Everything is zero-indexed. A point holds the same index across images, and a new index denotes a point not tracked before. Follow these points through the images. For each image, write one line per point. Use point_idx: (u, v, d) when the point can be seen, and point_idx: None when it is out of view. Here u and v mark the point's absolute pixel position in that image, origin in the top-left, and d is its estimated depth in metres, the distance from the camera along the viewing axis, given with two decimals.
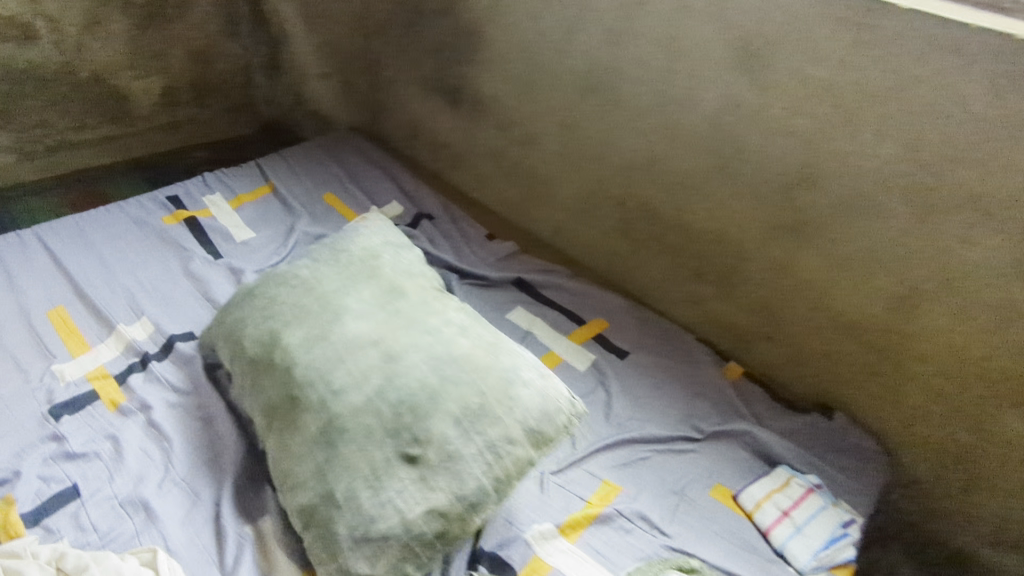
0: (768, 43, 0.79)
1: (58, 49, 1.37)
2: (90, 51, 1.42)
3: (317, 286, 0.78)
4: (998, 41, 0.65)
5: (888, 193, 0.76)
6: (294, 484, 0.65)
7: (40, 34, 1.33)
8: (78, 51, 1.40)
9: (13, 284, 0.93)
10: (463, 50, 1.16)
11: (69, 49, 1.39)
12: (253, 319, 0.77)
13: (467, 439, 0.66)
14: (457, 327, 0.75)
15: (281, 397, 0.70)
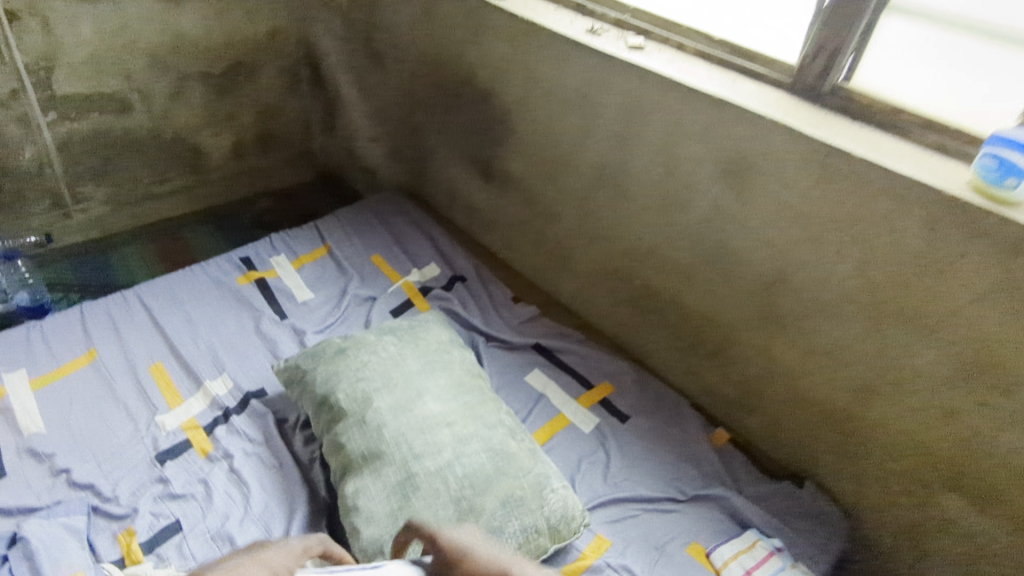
0: (751, 169, 0.92)
1: (148, 116, 1.59)
2: (173, 115, 1.63)
3: (403, 364, 0.98)
4: (934, 194, 0.77)
5: (848, 303, 0.89)
6: (369, 518, 0.83)
7: (133, 105, 1.55)
8: (163, 116, 1.62)
9: (121, 340, 1.14)
10: (495, 134, 1.31)
11: (156, 114, 1.61)
12: (347, 380, 0.96)
13: (509, 518, 0.83)
14: (509, 427, 0.94)
15: (366, 450, 0.88)
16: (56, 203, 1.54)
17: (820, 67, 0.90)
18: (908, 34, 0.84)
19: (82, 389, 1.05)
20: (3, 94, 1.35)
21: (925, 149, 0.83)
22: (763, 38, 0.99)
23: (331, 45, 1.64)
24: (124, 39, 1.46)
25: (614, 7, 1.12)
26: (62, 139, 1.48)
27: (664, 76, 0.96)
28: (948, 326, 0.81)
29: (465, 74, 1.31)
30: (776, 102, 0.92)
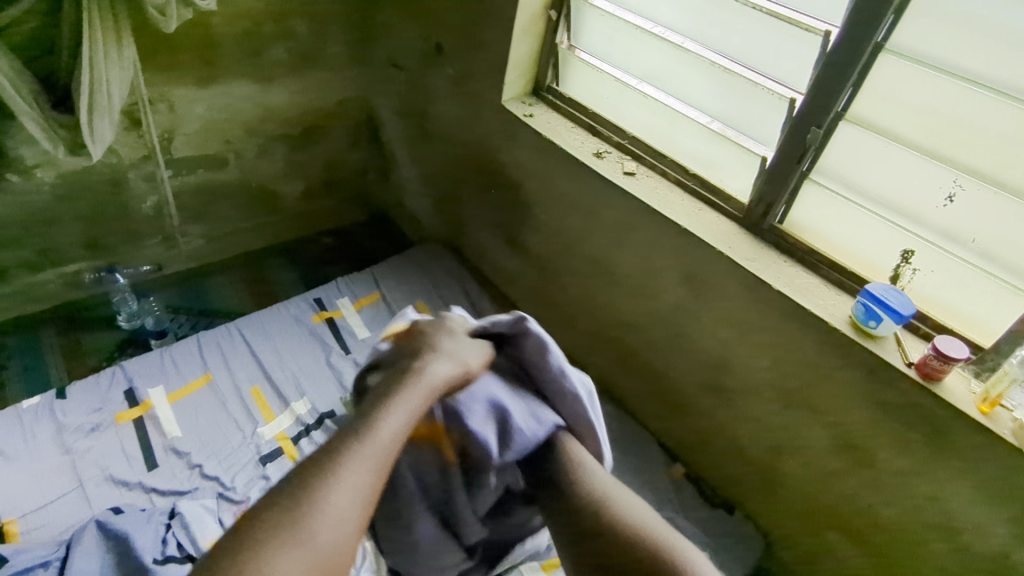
0: (705, 282, 1.25)
1: (240, 169, 1.87)
2: (259, 168, 1.91)
3: None
4: (823, 325, 1.08)
5: (771, 387, 1.21)
6: None
7: (229, 161, 1.83)
8: (252, 169, 1.89)
9: (229, 365, 1.51)
10: (521, 215, 1.65)
11: (245, 167, 1.88)
12: None
13: None
14: None
15: None
16: (166, 238, 1.84)
17: (761, 211, 1.23)
18: (821, 199, 1.16)
19: (204, 404, 1.43)
20: (136, 159, 1.63)
21: (827, 282, 1.16)
22: (723, 177, 1.31)
23: (390, 117, 1.97)
24: (227, 114, 1.73)
25: (617, 133, 1.45)
26: (176, 190, 1.77)
27: (648, 205, 1.29)
28: (834, 415, 1.12)
29: (500, 166, 1.64)
30: (728, 237, 1.23)
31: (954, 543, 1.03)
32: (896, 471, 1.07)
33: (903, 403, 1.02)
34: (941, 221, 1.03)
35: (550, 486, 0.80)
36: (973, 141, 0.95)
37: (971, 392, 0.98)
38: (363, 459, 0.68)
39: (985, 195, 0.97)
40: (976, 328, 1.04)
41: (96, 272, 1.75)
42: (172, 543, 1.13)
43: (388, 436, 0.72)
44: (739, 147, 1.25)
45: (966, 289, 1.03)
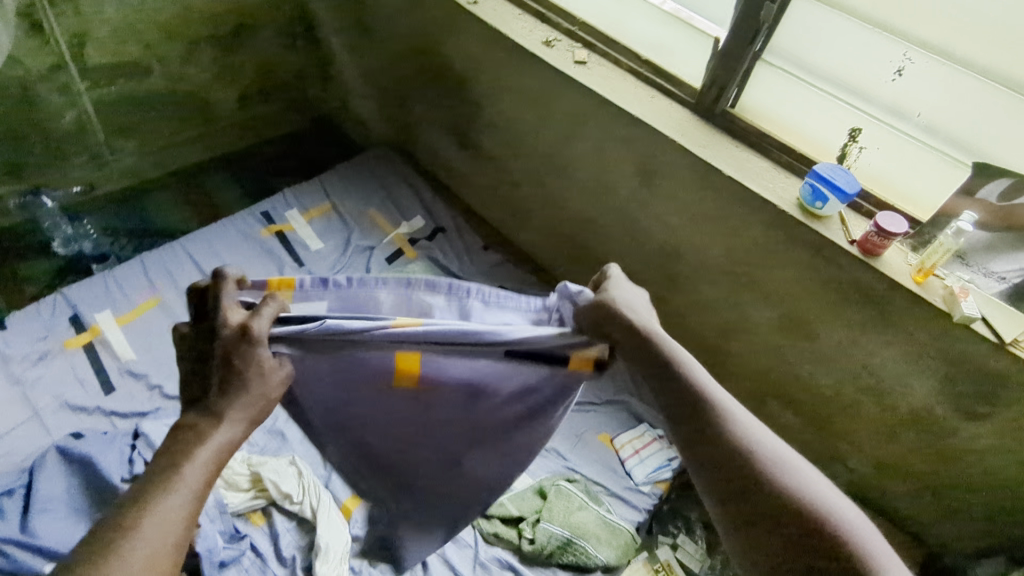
0: (657, 173, 1.24)
1: (166, 76, 1.72)
2: (187, 75, 1.76)
3: None
4: (771, 208, 1.09)
5: (721, 271, 1.24)
6: None
7: (153, 69, 1.68)
8: (179, 76, 1.74)
9: (177, 285, 1.46)
10: (472, 114, 1.58)
11: (172, 75, 1.73)
12: None
13: None
14: None
15: None
16: (94, 156, 1.71)
17: (714, 95, 1.19)
18: (774, 79, 1.14)
19: (156, 325, 1.39)
20: (45, 70, 1.48)
21: (778, 165, 1.16)
22: (676, 61, 1.26)
23: (325, 11, 1.81)
24: (142, 14, 1.56)
25: (566, 18, 1.37)
26: (96, 103, 1.63)
27: (600, 95, 1.24)
28: (780, 295, 1.17)
29: (448, 61, 1.55)
30: (680, 124, 1.21)
31: (883, 405, 1.12)
32: (836, 343, 1.13)
33: (844, 278, 1.05)
34: (889, 96, 1.03)
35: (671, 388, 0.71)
36: (926, 10, 0.93)
37: (908, 264, 1.01)
38: (178, 497, 0.62)
39: (934, 68, 0.96)
40: (916, 203, 1.07)
41: (21, 197, 1.64)
42: (138, 462, 1.14)
43: (194, 490, 0.63)
44: (693, 29, 1.20)
45: (910, 164, 1.05)
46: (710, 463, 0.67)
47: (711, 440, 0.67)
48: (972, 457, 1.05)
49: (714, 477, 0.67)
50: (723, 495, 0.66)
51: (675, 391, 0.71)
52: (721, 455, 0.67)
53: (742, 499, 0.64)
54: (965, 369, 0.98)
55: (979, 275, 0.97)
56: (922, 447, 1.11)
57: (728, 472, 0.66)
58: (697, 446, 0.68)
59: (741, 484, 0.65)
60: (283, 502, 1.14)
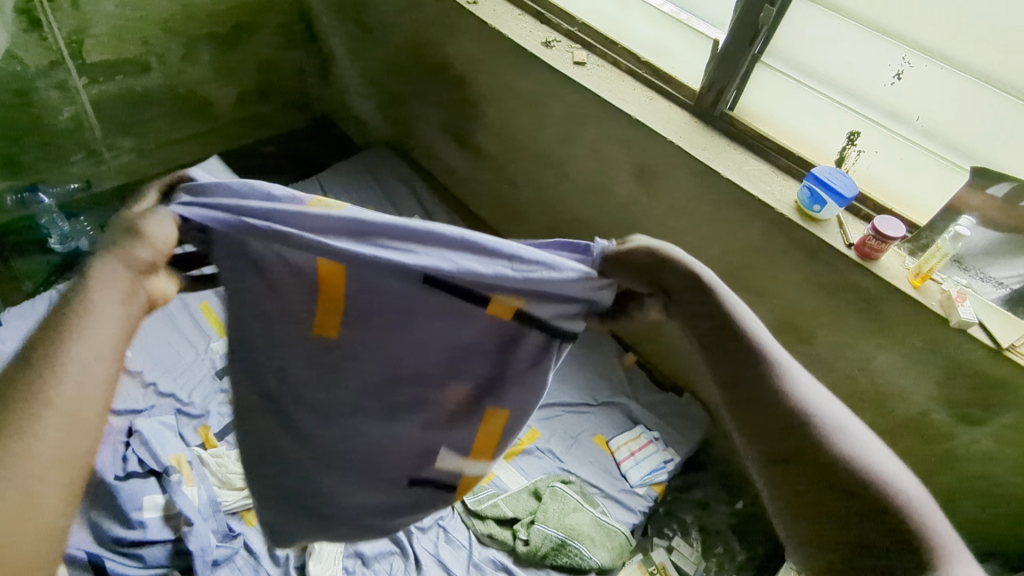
0: (655, 174, 1.24)
1: (164, 73, 1.71)
2: (185, 73, 1.75)
3: None
4: (768, 210, 1.09)
5: (719, 273, 1.24)
6: None
7: (151, 66, 1.67)
8: (178, 73, 1.74)
9: None
10: (470, 113, 1.58)
11: (170, 72, 1.72)
12: None
13: None
14: None
15: None
16: (92, 152, 1.71)
17: (712, 97, 1.19)
18: (772, 82, 1.14)
19: (152, 323, 1.39)
20: (43, 66, 1.48)
21: (776, 168, 1.16)
22: (675, 62, 1.26)
23: (324, 10, 1.81)
24: (141, 11, 1.55)
25: (566, 19, 1.37)
26: (94, 100, 1.62)
27: (599, 96, 1.24)
28: (777, 297, 1.16)
29: (447, 61, 1.54)
30: (678, 125, 1.20)
31: (879, 408, 1.11)
32: (833, 346, 1.12)
33: (841, 281, 1.05)
34: (887, 100, 1.03)
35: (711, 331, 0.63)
36: (925, 14, 0.93)
37: (905, 269, 1.01)
38: (83, 360, 0.52)
39: (932, 72, 0.96)
40: (913, 207, 1.07)
41: (17, 193, 1.64)
42: (133, 460, 1.13)
43: (99, 347, 0.53)
44: (692, 31, 1.20)
45: (907, 168, 1.05)
46: (755, 410, 0.58)
47: (759, 383, 0.59)
48: (969, 461, 1.05)
49: (757, 426, 0.58)
50: (770, 454, 0.57)
51: (721, 339, 0.62)
52: (767, 404, 0.58)
53: (789, 452, 0.56)
54: (963, 372, 0.98)
55: (977, 280, 0.97)
56: (918, 450, 1.11)
57: (774, 421, 0.57)
58: (735, 402, 0.60)
59: (791, 436, 0.56)
60: None
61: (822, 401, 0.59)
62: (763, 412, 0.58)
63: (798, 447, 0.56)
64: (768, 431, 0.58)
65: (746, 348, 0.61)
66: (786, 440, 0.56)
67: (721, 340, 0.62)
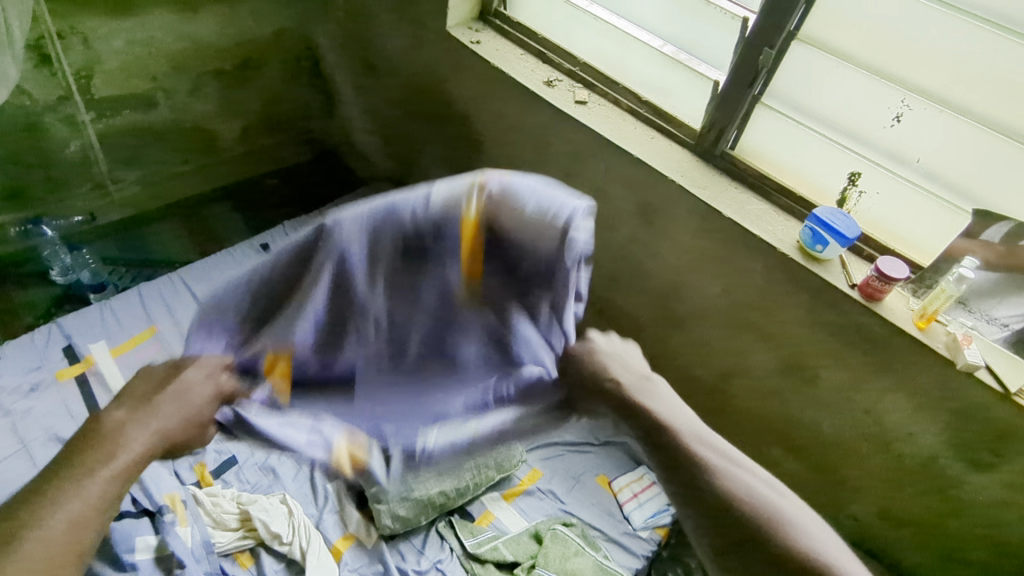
0: (657, 212, 1.24)
1: (171, 108, 1.74)
2: (192, 108, 1.78)
3: None
4: (770, 251, 1.09)
5: (722, 313, 1.23)
6: None
7: (158, 101, 1.70)
8: (184, 108, 1.76)
9: (173, 317, 1.45)
10: (472, 150, 1.59)
11: (177, 107, 1.75)
12: None
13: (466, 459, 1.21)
14: None
15: None
16: (97, 186, 1.72)
17: (713, 137, 1.20)
18: (772, 123, 1.15)
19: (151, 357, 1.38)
20: (52, 100, 1.50)
21: (777, 208, 1.16)
22: (676, 102, 1.28)
23: (330, 48, 1.85)
24: (150, 48, 1.58)
25: (568, 59, 1.39)
26: (101, 134, 1.64)
27: (600, 135, 1.25)
28: (780, 338, 1.15)
29: (450, 98, 1.56)
30: (679, 165, 1.21)
31: (887, 452, 1.10)
32: (838, 388, 1.11)
33: (846, 322, 1.04)
34: (887, 142, 1.03)
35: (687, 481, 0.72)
36: (923, 59, 0.94)
37: (910, 310, 1.01)
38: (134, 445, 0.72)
39: (932, 115, 0.96)
40: (916, 247, 1.07)
41: (21, 225, 1.64)
42: (126, 499, 1.11)
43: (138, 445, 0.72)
44: (691, 71, 1.21)
45: (910, 210, 1.05)
46: (714, 522, 0.71)
47: (711, 500, 0.71)
48: (980, 509, 1.03)
49: (717, 536, 0.72)
50: (731, 562, 0.72)
51: (675, 468, 0.72)
52: (724, 516, 0.71)
53: (746, 557, 0.71)
54: (971, 417, 0.96)
55: (982, 321, 0.95)
56: (926, 496, 1.09)
57: (730, 531, 0.71)
58: (717, 536, 0.72)
59: (745, 541, 0.71)
60: (271, 543, 1.11)
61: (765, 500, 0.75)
62: (724, 527, 0.71)
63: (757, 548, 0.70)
64: (728, 535, 0.71)
65: (704, 478, 0.71)
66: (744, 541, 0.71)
67: (675, 471, 0.72)
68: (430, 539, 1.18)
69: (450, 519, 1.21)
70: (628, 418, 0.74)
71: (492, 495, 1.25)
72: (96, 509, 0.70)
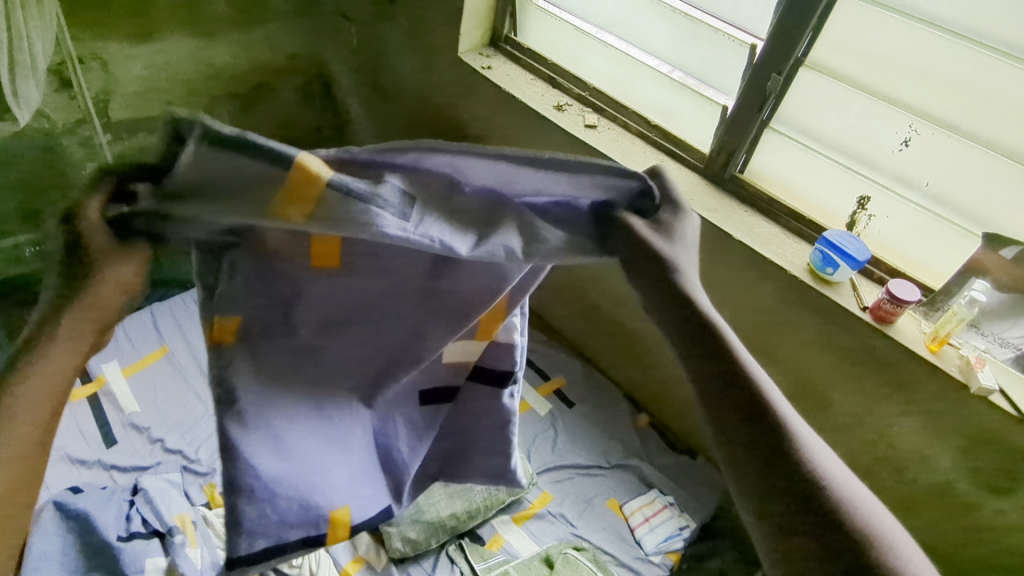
0: None
1: None
2: None
3: None
4: (781, 273, 1.09)
5: (733, 335, 1.23)
6: None
7: None
8: None
9: (185, 337, 1.46)
10: None
11: None
12: None
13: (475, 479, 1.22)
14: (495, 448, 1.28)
15: None
16: None
17: (722, 160, 1.22)
18: (780, 147, 1.16)
19: (162, 377, 1.39)
20: (71, 123, 1.51)
21: (787, 230, 1.17)
22: (685, 126, 1.29)
23: (343, 72, 1.88)
24: (167, 72, 1.62)
25: (578, 84, 1.42)
26: (117, 155, 1.66)
27: (610, 158, 1.27)
28: (792, 360, 1.16)
29: (461, 122, 1.59)
30: (689, 188, 1.22)
31: (902, 477, 1.09)
32: (851, 411, 1.11)
33: (858, 346, 1.04)
34: (895, 166, 1.04)
35: (746, 446, 0.49)
36: (930, 85, 0.95)
37: (922, 333, 1.00)
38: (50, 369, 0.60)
39: (940, 139, 0.98)
40: (927, 270, 1.07)
41: (36, 245, 1.66)
42: (136, 520, 1.11)
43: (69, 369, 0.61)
44: (700, 96, 1.23)
45: (920, 233, 1.05)
46: (731, 421, 0.50)
47: (739, 398, 0.50)
48: (998, 534, 1.01)
49: (739, 451, 0.49)
50: (757, 477, 0.48)
51: (709, 356, 0.51)
52: (748, 420, 0.49)
53: (775, 482, 0.48)
54: (987, 442, 0.96)
55: (995, 345, 0.96)
56: (942, 522, 1.07)
57: (759, 437, 0.49)
58: (763, 485, 0.48)
59: (773, 460, 0.48)
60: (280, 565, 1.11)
61: (831, 464, 0.49)
62: (753, 447, 0.49)
63: (791, 482, 0.47)
64: (747, 447, 0.49)
65: (747, 392, 0.50)
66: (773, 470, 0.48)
67: (704, 354, 0.51)
68: (441, 562, 1.17)
69: (461, 542, 1.20)
70: (641, 281, 0.54)
71: (503, 518, 1.24)
72: (31, 454, 0.62)
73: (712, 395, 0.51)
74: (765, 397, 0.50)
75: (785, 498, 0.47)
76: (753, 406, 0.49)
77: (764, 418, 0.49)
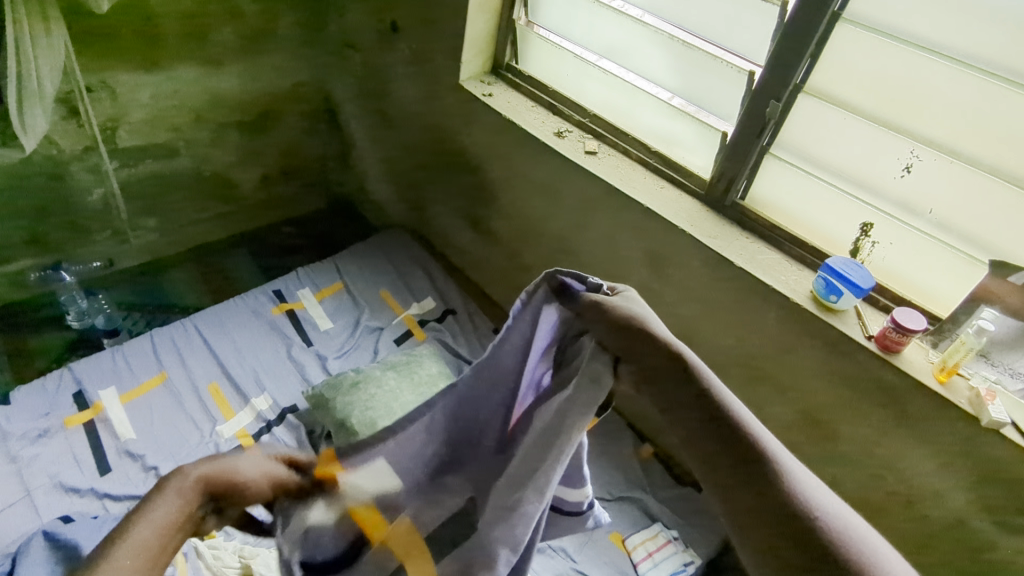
0: (669, 262, 1.24)
1: (191, 159, 1.78)
2: (212, 157, 1.83)
3: (400, 397, 1.31)
4: (783, 301, 1.07)
5: (736, 364, 1.21)
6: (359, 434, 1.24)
7: (179, 151, 1.74)
8: (204, 158, 1.81)
9: (184, 363, 1.45)
10: (484, 199, 1.62)
11: (197, 157, 1.80)
12: (359, 408, 1.28)
13: None
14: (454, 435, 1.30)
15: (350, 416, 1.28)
16: (117, 232, 1.76)
17: (722, 186, 1.21)
18: (781, 173, 1.15)
19: (159, 403, 1.38)
20: (77, 150, 1.54)
21: (789, 257, 1.16)
22: (686, 153, 1.29)
23: (348, 101, 1.91)
24: (174, 100, 1.64)
25: (578, 111, 1.42)
26: (123, 182, 1.68)
27: (609, 185, 1.26)
28: (797, 391, 1.13)
29: (462, 148, 1.60)
30: (691, 215, 1.21)
31: (913, 512, 1.05)
32: (857, 443, 1.08)
33: (864, 375, 1.02)
34: (898, 192, 1.03)
35: (731, 477, 0.54)
36: (930, 111, 0.94)
37: (929, 362, 0.98)
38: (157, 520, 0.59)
39: (942, 166, 0.96)
40: (932, 298, 1.05)
41: (41, 270, 1.67)
42: None
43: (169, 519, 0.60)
44: (699, 123, 1.23)
45: (924, 260, 1.03)
46: (724, 467, 0.55)
47: (729, 443, 0.56)
48: None
49: (730, 492, 0.54)
50: (748, 517, 0.52)
51: (702, 418, 0.58)
52: (736, 458, 0.55)
53: (766, 513, 0.51)
54: (999, 477, 0.92)
55: (1005, 375, 0.93)
56: (956, 560, 1.03)
57: (745, 475, 0.54)
58: (757, 520, 0.51)
59: (762, 490, 0.52)
60: None
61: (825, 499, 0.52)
62: (739, 477, 0.54)
63: (777, 506, 0.51)
64: (734, 484, 0.54)
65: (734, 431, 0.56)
66: (762, 498, 0.52)
67: (693, 417, 0.59)
68: None
69: None
70: (642, 374, 0.64)
71: None
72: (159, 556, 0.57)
73: (705, 446, 0.57)
74: (756, 445, 0.55)
75: (778, 528, 0.50)
76: (740, 450, 0.55)
77: (749, 456, 0.55)
